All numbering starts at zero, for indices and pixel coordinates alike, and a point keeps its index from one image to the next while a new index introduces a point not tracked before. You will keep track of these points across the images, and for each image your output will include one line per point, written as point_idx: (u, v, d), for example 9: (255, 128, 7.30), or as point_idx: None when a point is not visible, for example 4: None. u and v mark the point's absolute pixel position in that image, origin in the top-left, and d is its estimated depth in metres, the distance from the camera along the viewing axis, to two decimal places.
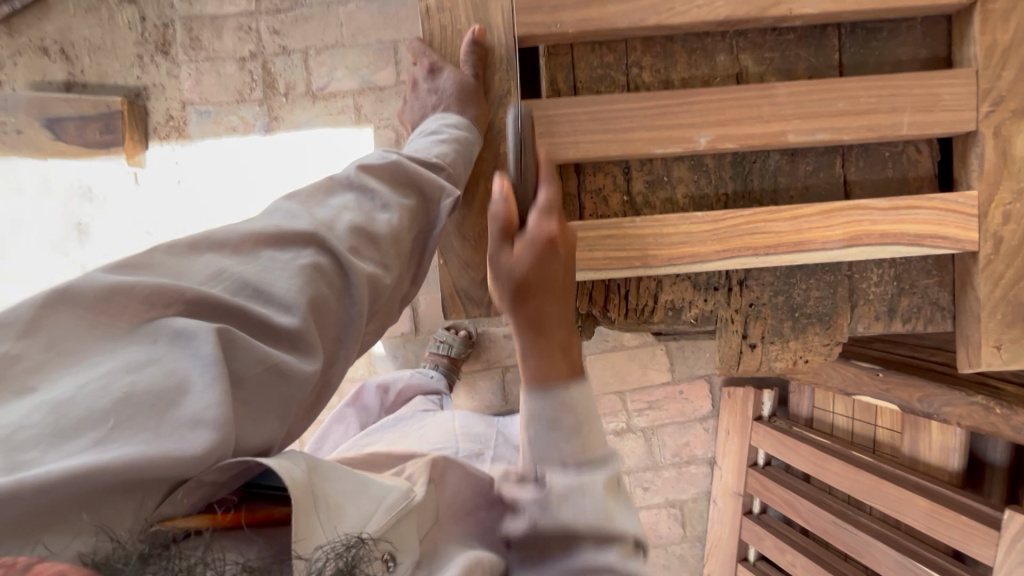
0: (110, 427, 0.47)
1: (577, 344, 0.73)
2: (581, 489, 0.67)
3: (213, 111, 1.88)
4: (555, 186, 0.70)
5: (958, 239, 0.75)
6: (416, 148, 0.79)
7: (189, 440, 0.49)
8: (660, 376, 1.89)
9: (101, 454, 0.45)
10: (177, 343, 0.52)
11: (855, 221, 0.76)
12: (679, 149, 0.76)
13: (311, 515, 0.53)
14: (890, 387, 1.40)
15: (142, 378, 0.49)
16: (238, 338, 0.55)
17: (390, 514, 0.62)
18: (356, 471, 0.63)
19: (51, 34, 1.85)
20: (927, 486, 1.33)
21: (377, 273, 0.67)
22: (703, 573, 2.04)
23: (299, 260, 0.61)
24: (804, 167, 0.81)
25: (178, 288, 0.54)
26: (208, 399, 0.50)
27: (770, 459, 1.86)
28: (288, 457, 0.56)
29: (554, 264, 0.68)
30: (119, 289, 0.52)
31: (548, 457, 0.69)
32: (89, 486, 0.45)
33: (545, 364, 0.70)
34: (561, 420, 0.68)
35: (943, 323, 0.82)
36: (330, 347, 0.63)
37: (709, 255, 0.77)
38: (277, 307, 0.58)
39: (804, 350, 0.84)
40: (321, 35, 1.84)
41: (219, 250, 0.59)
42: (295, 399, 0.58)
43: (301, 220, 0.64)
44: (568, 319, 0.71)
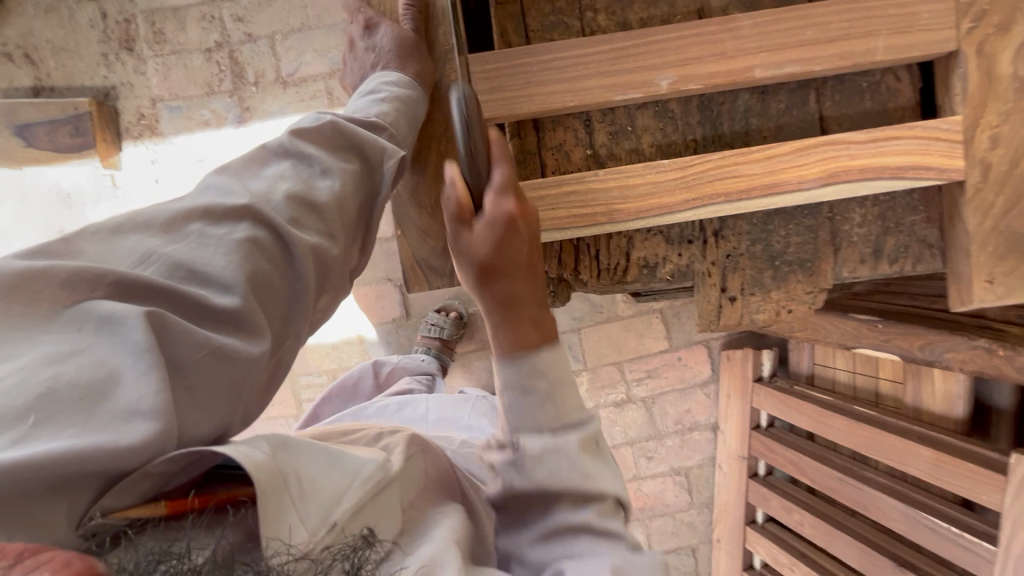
0: (31, 423, 0.44)
1: (548, 314, 0.69)
2: (556, 453, 0.67)
3: (183, 105, 1.84)
4: (509, 161, 0.63)
5: (943, 168, 0.70)
6: (354, 109, 0.73)
7: (124, 433, 0.46)
8: (658, 345, 1.85)
9: (21, 453, 0.42)
10: (103, 330, 0.49)
11: (832, 157, 0.71)
12: (640, 94, 0.72)
13: (282, 497, 0.50)
14: (890, 337, 1.36)
15: (65, 371, 0.46)
16: (171, 322, 0.51)
17: (365, 489, 0.57)
18: (330, 445, 0.59)
19: (12, 38, 1.81)
20: (933, 437, 1.29)
21: (322, 245, 0.63)
22: (713, 539, 2.03)
23: (235, 235, 0.58)
24: (776, 105, 0.76)
25: (101, 271, 0.51)
26: (142, 390, 0.47)
27: (773, 421, 1.84)
28: (250, 441, 0.52)
29: (517, 244, 0.64)
30: (34, 275, 0.49)
31: (527, 425, 0.68)
32: (10, 487, 0.42)
33: (518, 334, 0.67)
34: (534, 386, 0.67)
35: (932, 260, 0.78)
36: (277, 325, 0.60)
37: (679, 205, 0.73)
38: (215, 288, 0.55)
39: (787, 300, 0.80)
40: (286, 17, 1.78)
41: (146, 229, 0.56)
42: (243, 382, 0.55)
43: (235, 194, 0.60)
44: (538, 291, 0.68)
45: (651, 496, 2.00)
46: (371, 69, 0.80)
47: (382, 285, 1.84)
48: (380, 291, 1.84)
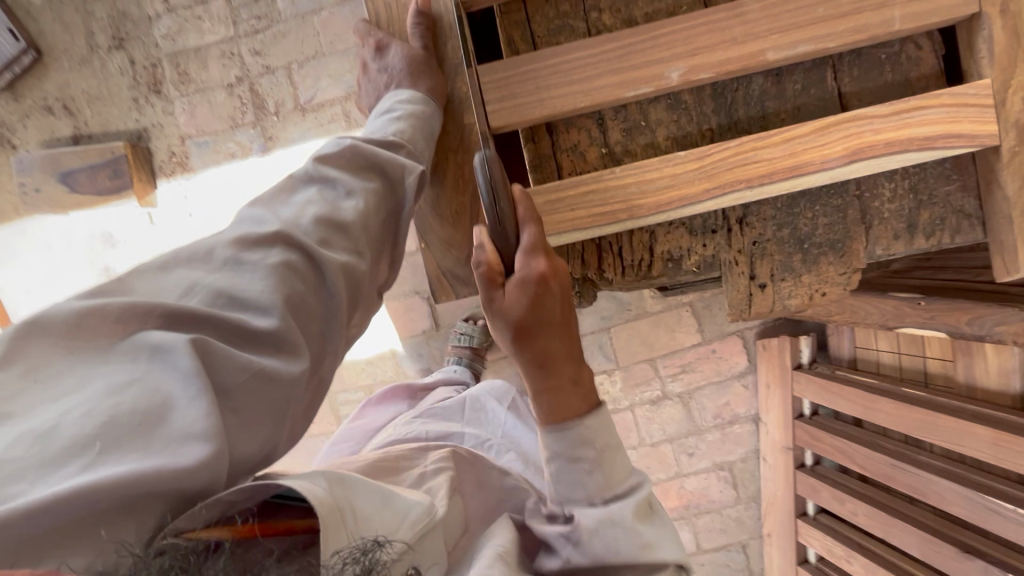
0: (98, 449, 0.46)
1: (585, 370, 0.68)
2: (609, 523, 0.66)
3: (210, 140, 1.92)
4: (536, 223, 0.64)
5: (975, 134, 0.68)
6: (370, 130, 0.76)
7: (181, 454, 0.48)
8: (690, 339, 1.82)
9: (90, 476, 0.44)
10: (155, 360, 0.52)
11: (855, 133, 0.69)
12: (651, 88, 0.72)
13: (340, 529, 0.51)
14: (934, 314, 1.31)
15: (124, 401, 0.49)
16: (215, 348, 0.54)
17: (415, 529, 0.60)
18: (381, 484, 0.61)
19: (52, 92, 1.93)
20: (989, 415, 1.23)
21: (351, 262, 0.65)
22: (764, 534, 1.97)
23: (269, 261, 0.60)
24: (792, 87, 0.75)
25: (149, 304, 0.54)
26: (196, 413, 0.50)
27: (817, 408, 1.79)
28: (310, 476, 0.55)
29: (549, 304, 0.64)
30: (90, 313, 0.52)
31: (574, 496, 0.68)
32: (86, 509, 0.44)
33: (559, 398, 0.66)
34: (582, 455, 0.66)
35: (973, 231, 0.74)
36: (315, 345, 0.63)
37: (699, 194, 0.72)
38: (255, 312, 0.58)
39: (820, 283, 0.78)
40: (301, 47, 1.84)
41: (189, 263, 0.59)
42: (287, 401, 0.57)
43: (267, 222, 0.63)
44: (575, 352, 0.67)
45: (695, 493, 1.96)
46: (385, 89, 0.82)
47: (411, 298, 1.87)
48: (410, 305, 1.87)
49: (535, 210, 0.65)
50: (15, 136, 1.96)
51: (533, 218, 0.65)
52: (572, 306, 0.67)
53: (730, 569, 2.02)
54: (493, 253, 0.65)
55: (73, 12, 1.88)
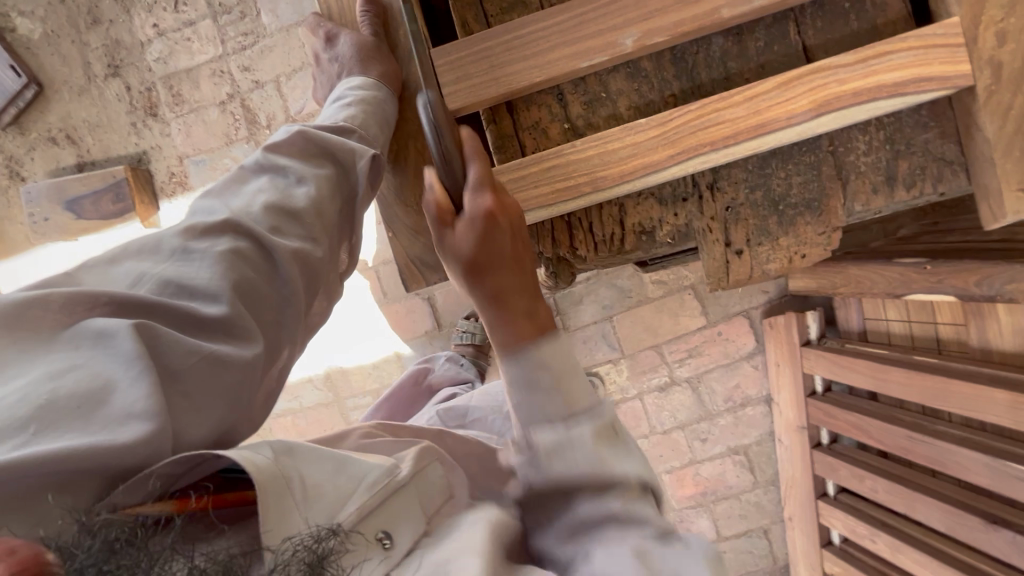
0: (32, 430, 0.47)
1: (541, 304, 0.68)
2: (570, 444, 0.63)
3: (207, 158, 1.96)
4: (481, 158, 0.64)
5: (946, 76, 0.65)
6: (323, 116, 0.77)
7: (120, 433, 0.48)
8: (695, 322, 1.79)
9: (24, 453, 0.45)
10: (97, 346, 0.52)
11: (820, 86, 0.67)
12: (606, 57, 0.70)
13: (285, 500, 0.53)
14: (941, 277, 1.26)
15: (63, 384, 0.49)
16: (160, 334, 0.54)
17: (371, 491, 0.60)
18: (338, 451, 0.60)
19: (54, 123, 1.99)
20: (1006, 377, 1.18)
21: (304, 248, 0.66)
22: (786, 518, 1.92)
23: (218, 248, 0.61)
24: (754, 44, 0.73)
25: (95, 292, 0.55)
26: (135, 393, 0.50)
27: (830, 385, 1.74)
28: (255, 446, 0.56)
29: (498, 239, 0.64)
30: (31, 302, 0.53)
31: (534, 418, 0.65)
32: (21, 484, 0.45)
33: (511, 325, 0.67)
34: (539, 379, 0.65)
35: (956, 178, 0.71)
36: (272, 332, 0.63)
37: (663, 161, 0.70)
38: (205, 299, 0.58)
39: (798, 245, 0.75)
40: (287, 60, 1.87)
41: (138, 255, 0.61)
42: (241, 385, 0.58)
43: (217, 211, 0.64)
44: (528, 283, 0.68)
45: (711, 480, 1.92)
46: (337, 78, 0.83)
47: (412, 300, 1.88)
48: (411, 306, 1.88)
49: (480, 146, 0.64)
50: (23, 168, 2.03)
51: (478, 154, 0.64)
52: (524, 239, 0.67)
53: (754, 556, 1.98)
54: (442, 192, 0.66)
55: (69, 45, 1.94)
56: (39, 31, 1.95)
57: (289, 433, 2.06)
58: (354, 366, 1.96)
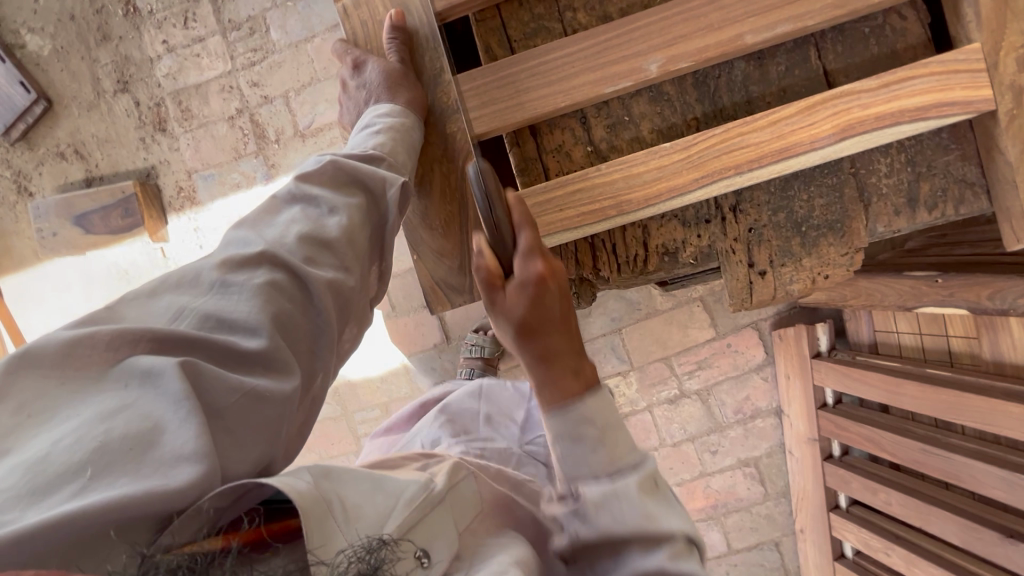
0: (90, 475, 0.48)
1: (586, 361, 0.69)
2: (616, 496, 0.64)
3: (216, 172, 1.96)
4: (531, 224, 0.65)
5: (968, 101, 0.66)
6: (353, 145, 0.77)
7: (173, 475, 0.50)
8: (704, 334, 1.79)
9: (81, 501, 0.46)
10: (146, 384, 0.55)
11: (842, 111, 0.68)
12: (630, 82, 0.71)
13: (328, 518, 0.53)
14: (953, 290, 1.26)
15: (116, 425, 0.51)
16: (203, 369, 0.56)
17: (410, 508, 0.61)
18: (372, 471, 0.62)
19: (63, 138, 2.00)
20: (1020, 391, 1.18)
21: (338, 279, 0.68)
22: (796, 531, 1.91)
23: (255, 280, 0.63)
24: (774, 69, 0.74)
25: (138, 329, 0.57)
26: (186, 434, 0.52)
27: (840, 396, 1.74)
28: (293, 471, 0.56)
29: (548, 302, 0.66)
30: (81, 342, 0.55)
31: (579, 472, 0.67)
32: (80, 533, 0.46)
33: (557, 385, 0.67)
34: (584, 434, 0.66)
35: (977, 200, 0.72)
36: (306, 362, 0.65)
37: (687, 185, 0.71)
38: (243, 333, 0.60)
39: (822, 265, 0.76)
40: (297, 75, 1.88)
41: (177, 290, 0.63)
42: (279, 417, 0.60)
43: (252, 244, 0.65)
44: (575, 344, 0.69)
45: (722, 492, 1.91)
46: (364, 104, 0.84)
47: (420, 313, 1.88)
48: (420, 319, 1.88)
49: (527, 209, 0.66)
50: (31, 183, 2.03)
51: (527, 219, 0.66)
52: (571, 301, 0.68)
53: (765, 569, 1.97)
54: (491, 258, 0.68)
55: (78, 61, 1.95)
56: (48, 48, 1.96)
57: None
58: (363, 379, 1.96)
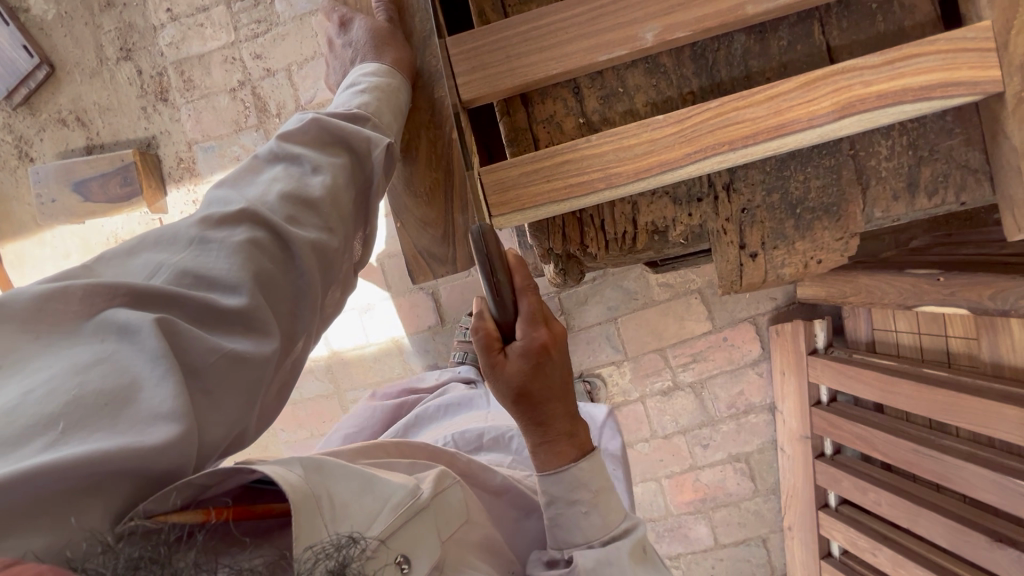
0: (62, 429, 0.46)
1: (580, 425, 0.74)
2: (609, 562, 0.70)
3: (216, 144, 1.95)
4: (534, 293, 0.68)
5: (976, 82, 0.63)
6: (337, 103, 0.76)
7: (149, 433, 0.49)
8: (700, 327, 1.77)
9: (54, 455, 0.45)
10: (122, 338, 0.53)
11: (843, 87, 0.65)
12: (625, 51, 0.69)
13: (316, 517, 0.54)
14: (954, 290, 1.23)
15: (90, 379, 0.49)
16: (181, 329, 0.54)
17: (397, 512, 0.62)
18: (366, 471, 0.63)
19: (65, 105, 1.99)
20: (1015, 394, 1.16)
21: (321, 239, 0.66)
22: (785, 528, 1.90)
23: (235, 238, 0.61)
24: (776, 43, 0.71)
25: (114, 283, 0.55)
26: (163, 394, 0.51)
27: (835, 395, 1.72)
28: (285, 463, 0.59)
29: (551, 371, 0.69)
30: (51, 296, 0.53)
31: (574, 538, 0.73)
32: (53, 486, 0.44)
33: (554, 448, 0.72)
34: (578, 497, 0.72)
35: (979, 187, 0.69)
36: (287, 323, 0.64)
37: (679, 159, 0.68)
38: (223, 291, 0.59)
39: (814, 249, 0.75)
40: (300, 49, 1.86)
41: (154, 246, 0.61)
42: (259, 380, 0.59)
43: (233, 201, 0.64)
44: (571, 410, 0.73)
45: (711, 486, 1.90)
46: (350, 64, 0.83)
47: (416, 294, 1.87)
48: (415, 301, 1.88)
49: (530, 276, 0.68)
50: (32, 149, 2.03)
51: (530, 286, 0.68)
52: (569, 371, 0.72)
53: (751, 565, 1.96)
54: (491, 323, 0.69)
55: (82, 27, 1.94)
56: (52, 13, 1.94)
57: (288, 423, 2.05)
58: (356, 357, 1.95)
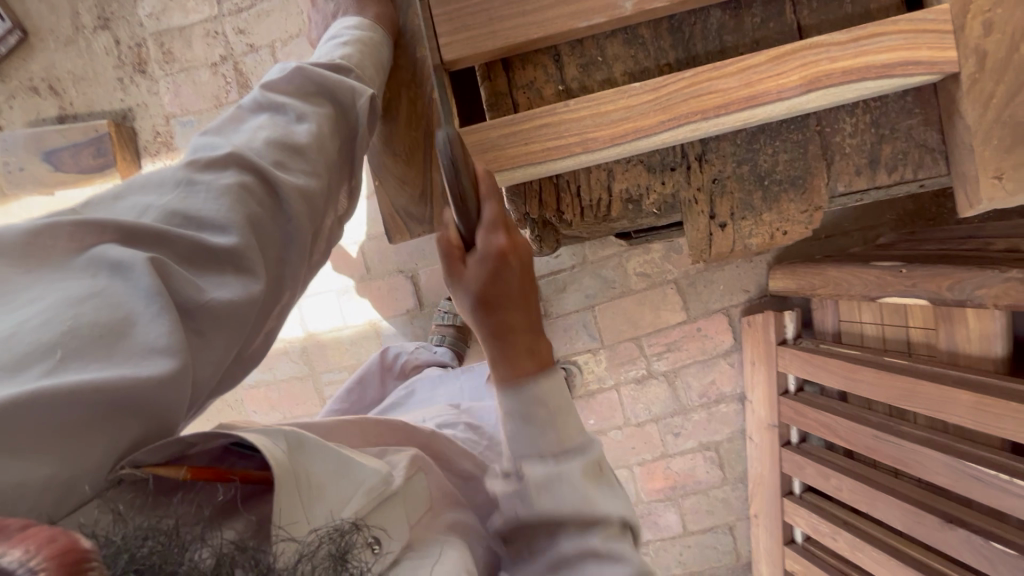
0: (60, 358, 0.46)
1: (543, 341, 0.71)
2: (561, 479, 0.68)
3: (195, 119, 1.92)
4: (497, 200, 0.64)
5: (933, 62, 0.66)
6: (320, 54, 0.76)
7: (145, 366, 0.48)
8: (675, 317, 1.80)
9: (53, 381, 0.45)
10: (116, 275, 0.52)
11: (812, 62, 0.68)
12: (604, 18, 0.70)
13: (295, 496, 0.54)
14: (916, 281, 1.28)
15: (85, 312, 0.48)
16: (173, 269, 0.54)
17: (369, 496, 0.61)
18: (342, 449, 0.62)
19: (37, 72, 1.93)
20: (972, 381, 1.21)
21: (309, 185, 0.66)
22: (751, 515, 1.95)
23: (223, 181, 0.61)
24: (750, 19, 0.74)
25: (103, 219, 0.54)
26: (158, 329, 0.50)
27: (802, 385, 1.77)
28: (268, 433, 0.57)
29: (508, 276, 0.66)
30: (43, 232, 0.52)
31: (524, 452, 0.70)
32: (54, 412, 0.45)
33: (512, 360, 0.69)
34: (534, 413, 0.68)
35: (936, 165, 0.73)
36: (274, 269, 0.64)
37: (656, 126, 0.70)
38: (213, 231, 0.58)
39: (780, 221, 0.77)
40: (285, 26, 1.84)
41: (142, 191, 0.60)
42: (247, 322, 0.59)
43: (220, 146, 0.63)
44: (533, 321, 0.70)
45: (681, 474, 1.94)
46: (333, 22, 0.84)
47: (394, 276, 1.87)
48: (393, 283, 1.87)
49: (494, 186, 0.64)
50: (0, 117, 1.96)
51: (492, 194, 0.64)
52: (533, 274, 0.69)
53: (718, 552, 2.00)
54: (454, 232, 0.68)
55: None
56: None
57: (260, 405, 2.02)
58: (332, 339, 1.93)
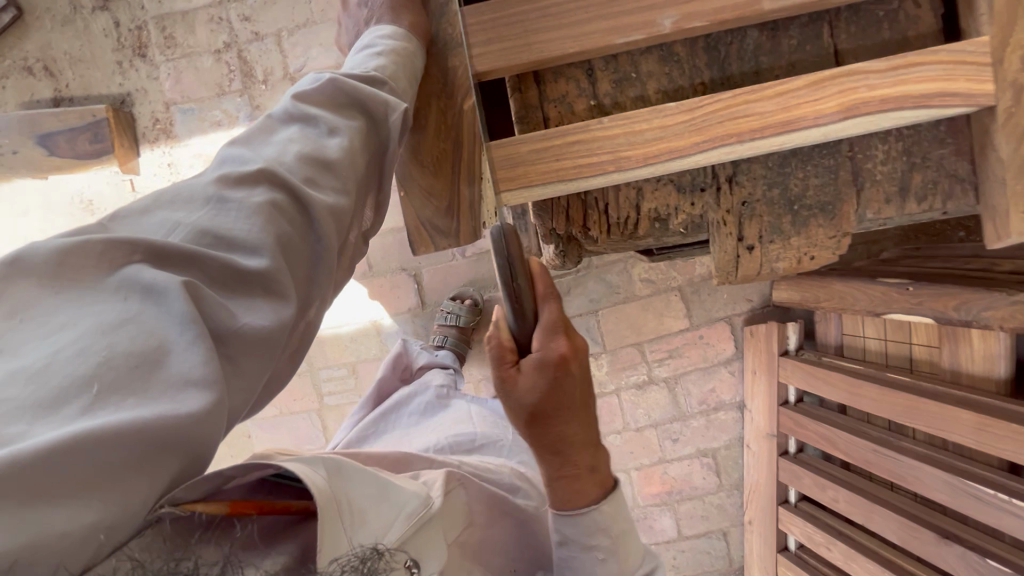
0: (96, 391, 0.46)
1: (601, 456, 0.74)
2: None
3: (196, 107, 1.87)
4: (556, 300, 0.66)
5: (971, 94, 0.66)
6: (354, 64, 0.76)
7: (183, 401, 0.49)
8: (678, 324, 1.80)
9: (94, 420, 0.45)
10: (148, 300, 0.52)
11: (849, 89, 0.67)
12: (642, 35, 0.69)
13: (335, 521, 0.53)
14: (921, 300, 1.29)
15: (119, 341, 0.49)
16: (205, 293, 0.54)
17: (410, 522, 0.61)
18: (380, 474, 0.61)
19: (32, 52, 1.86)
20: (974, 401, 1.22)
21: (339, 204, 0.65)
22: (745, 521, 1.97)
23: (254, 199, 0.60)
24: (786, 41, 0.73)
25: (133, 240, 0.54)
26: (194, 358, 0.51)
27: (802, 396, 1.78)
28: (309, 461, 0.57)
29: (568, 386, 0.65)
30: (75, 251, 0.52)
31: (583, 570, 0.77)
32: (94, 457, 0.44)
33: (574, 490, 0.74)
34: (594, 545, 0.75)
35: (964, 197, 0.73)
36: (302, 289, 0.63)
37: (689, 148, 0.69)
38: (243, 253, 0.58)
39: (808, 246, 0.77)
40: (291, 14, 1.80)
41: (171, 206, 0.59)
42: (279, 342, 0.58)
43: (250, 161, 0.63)
44: (590, 439, 0.71)
45: (677, 480, 1.95)
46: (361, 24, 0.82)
47: (398, 275, 1.85)
48: (396, 282, 1.85)
49: (552, 285, 0.67)
50: None
51: (551, 293, 0.67)
52: (589, 385, 0.68)
53: (711, 557, 2.02)
54: (510, 336, 0.68)
55: None
56: None
57: None
58: (332, 336, 1.91)
